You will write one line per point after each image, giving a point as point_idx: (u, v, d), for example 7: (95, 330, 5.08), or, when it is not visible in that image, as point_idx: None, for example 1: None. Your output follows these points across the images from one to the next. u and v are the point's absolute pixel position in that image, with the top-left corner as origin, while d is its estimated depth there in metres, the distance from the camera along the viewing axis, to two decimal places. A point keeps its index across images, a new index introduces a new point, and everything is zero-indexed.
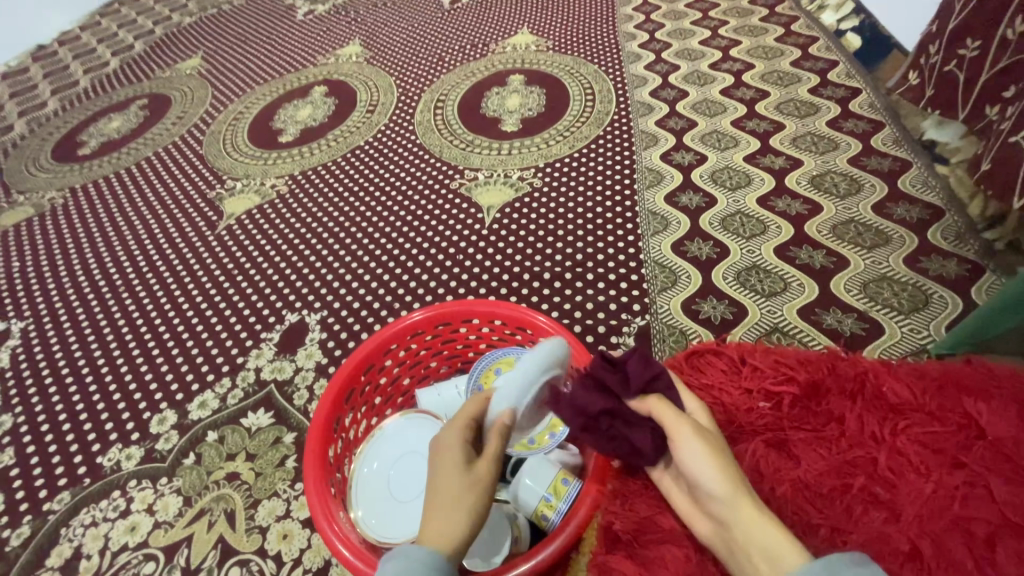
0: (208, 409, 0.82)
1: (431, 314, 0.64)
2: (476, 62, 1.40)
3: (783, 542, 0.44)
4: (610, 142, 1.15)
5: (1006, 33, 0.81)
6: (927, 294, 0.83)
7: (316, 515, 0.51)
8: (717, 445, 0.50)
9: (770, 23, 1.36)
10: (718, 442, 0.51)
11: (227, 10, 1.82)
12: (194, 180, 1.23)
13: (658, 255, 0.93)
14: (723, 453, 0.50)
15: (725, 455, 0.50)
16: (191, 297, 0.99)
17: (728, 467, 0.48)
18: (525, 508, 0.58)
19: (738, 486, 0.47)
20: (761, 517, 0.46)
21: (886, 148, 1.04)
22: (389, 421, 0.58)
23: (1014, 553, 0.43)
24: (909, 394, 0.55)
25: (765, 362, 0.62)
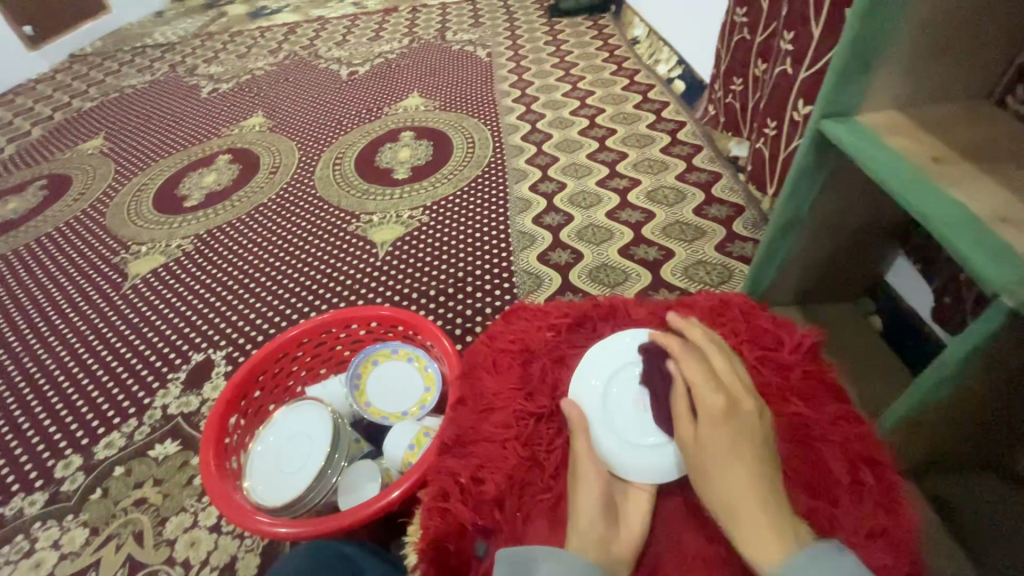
0: (115, 447, 0.88)
1: (311, 325, 0.78)
2: (372, 124, 1.57)
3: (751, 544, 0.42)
4: (488, 180, 1.33)
5: (754, 72, 1.04)
6: (731, 270, 1.05)
7: (212, 488, 0.61)
8: (715, 451, 0.47)
9: (618, 76, 1.64)
10: (717, 445, 0.47)
11: (129, 93, 1.92)
12: (98, 248, 1.29)
13: (527, 265, 1.10)
14: (718, 457, 0.46)
15: (720, 460, 0.46)
16: (95, 352, 1.04)
17: (716, 476, 0.46)
18: (394, 462, 0.67)
19: (725, 494, 0.45)
20: (754, 523, 0.43)
21: (705, 165, 1.29)
22: (278, 413, 0.70)
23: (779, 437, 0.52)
24: (648, 315, 0.64)
25: (537, 308, 0.66)
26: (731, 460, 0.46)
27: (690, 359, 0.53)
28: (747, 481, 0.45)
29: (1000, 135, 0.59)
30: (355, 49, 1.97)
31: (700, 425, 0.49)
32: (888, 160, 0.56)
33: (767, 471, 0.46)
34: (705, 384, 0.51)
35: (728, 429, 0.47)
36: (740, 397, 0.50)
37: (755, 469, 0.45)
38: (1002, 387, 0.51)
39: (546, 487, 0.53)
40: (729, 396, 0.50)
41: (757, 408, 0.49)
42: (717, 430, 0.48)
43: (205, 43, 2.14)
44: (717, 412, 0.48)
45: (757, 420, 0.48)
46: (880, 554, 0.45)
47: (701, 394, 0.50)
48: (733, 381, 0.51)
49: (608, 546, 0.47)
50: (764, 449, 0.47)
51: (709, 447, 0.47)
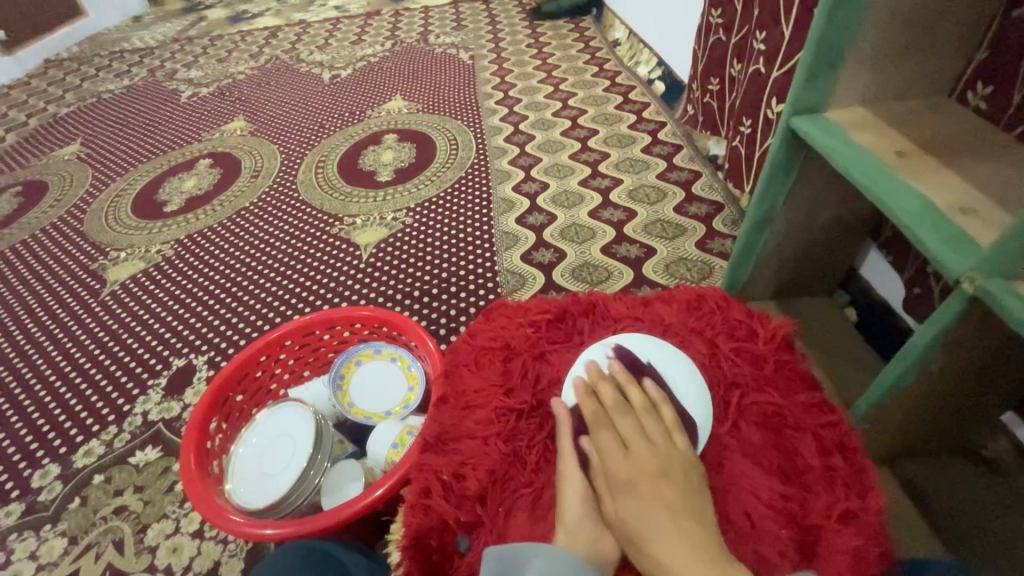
0: (93, 456, 0.86)
1: (294, 327, 0.78)
2: (354, 127, 1.57)
3: None
4: (471, 181, 1.33)
5: (730, 72, 1.06)
6: (712, 266, 1.07)
7: (193, 490, 0.61)
8: (634, 526, 0.46)
9: (600, 77, 1.65)
10: (636, 518, 0.46)
11: (107, 98, 1.89)
12: (75, 254, 1.27)
13: (510, 265, 1.11)
14: (639, 532, 0.45)
15: (640, 533, 0.45)
16: (72, 360, 1.02)
17: (644, 551, 0.45)
18: (377, 461, 0.67)
19: (657, 567, 0.43)
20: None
21: (684, 164, 1.31)
22: (260, 415, 0.70)
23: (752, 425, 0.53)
24: (626, 310, 0.64)
25: (518, 306, 0.67)
26: (651, 532, 0.45)
27: (596, 426, 0.53)
28: (672, 549, 0.43)
29: (961, 129, 0.61)
30: (337, 52, 1.97)
31: (617, 499, 0.48)
32: (854, 155, 0.58)
33: (689, 533, 0.44)
34: (613, 455, 0.50)
35: (641, 500, 0.47)
36: (648, 461, 0.49)
37: (678, 535, 0.44)
38: (965, 373, 0.53)
39: (528, 480, 0.53)
40: (637, 462, 0.49)
41: (665, 467, 0.48)
42: (632, 503, 0.47)
43: (185, 47, 2.12)
44: (629, 484, 0.48)
45: (667, 481, 0.47)
46: (851, 536, 0.46)
47: (607, 467, 0.50)
48: (641, 444, 0.50)
49: (595, 542, 0.47)
50: (681, 512, 0.46)
51: (629, 523, 0.46)
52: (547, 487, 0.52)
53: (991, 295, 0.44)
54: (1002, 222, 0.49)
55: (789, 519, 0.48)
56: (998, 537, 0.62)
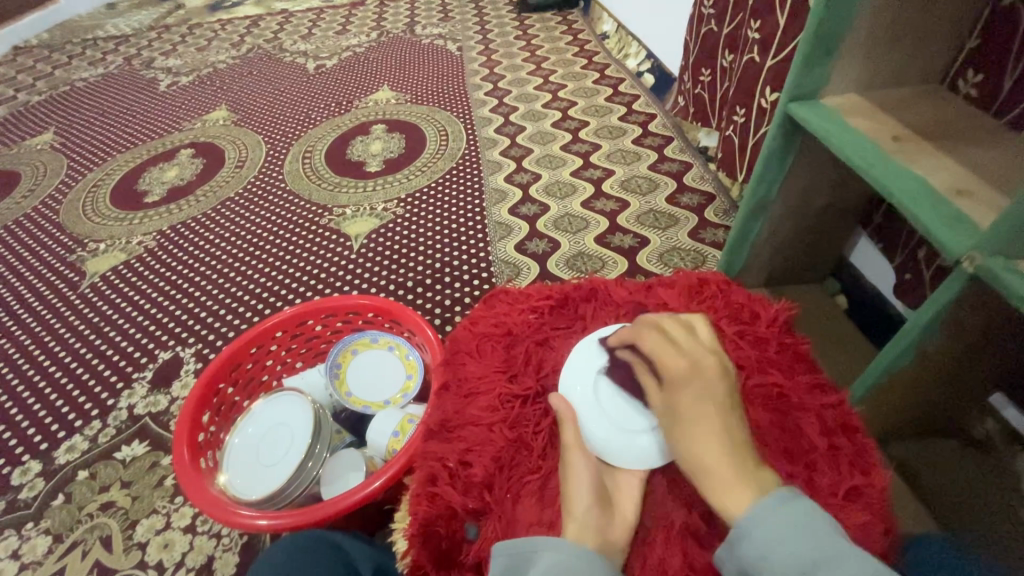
0: (77, 451, 0.84)
1: (287, 317, 0.76)
2: (341, 117, 1.54)
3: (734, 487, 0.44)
4: (462, 172, 1.32)
5: (722, 63, 1.06)
6: (705, 256, 1.08)
7: (189, 485, 0.59)
8: (684, 412, 0.48)
9: (589, 69, 1.65)
10: (686, 409, 0.48)
11: (81, 87, 1.82)
12: (51, 246, 1.22)
13: (504, 254, 1.10)
14: (687, 416, 0.48)
15: (687, 423, 0.47)
16: (52, 354, 0.99)
17: (687, 436, 0.47)
18: (378, 450, 0.66)
19: (694, 452, 0.46)
20: (718, 476, 0.45)
21: (675, 155, 1.31)
22: (255, 405, 0.68)
23: (758, 406, 0.53)
24: (628, 295, 0.65)
25: (518, 292, 0.67)
26: (697, 421, 0.47)
27: (648, 333, 0.54)
28: (713, 438, 0.46)
29: (954, 116, 0.62)
30: (321, 42, 1.93)
31: (669, 392, 0.50)
32: (852, 140, 0.58)
33: (730, 427, 0.47)
34: (667, 353, 0.52)
35: (693, 392, 0.49)
36: (704, 361, 0.51)
37: (720, 427, 0.47)
38: (960, 352, 0.54)
39: (535, 466, 0.53)
40: (693, 361, 0.51)
41: (720, 371, 0.50)
42: (684, 394, 0.49)
43: (162, 35, 2.06)
44: (685, 378, 0.50)
45: (720, 381, 0.50)
46: (856, 513, 0.47)
47: (664, 366, 0.51)
48: (697, 348, 0.52)
49: (602, 531, 0.46)
50: (730, 409, 0.48)
51: (678, 410, 0.49)
52: (555, 473, 0.52)
53: (991, 274, 0.45)
54: (998, 204, 0.50)
55: None
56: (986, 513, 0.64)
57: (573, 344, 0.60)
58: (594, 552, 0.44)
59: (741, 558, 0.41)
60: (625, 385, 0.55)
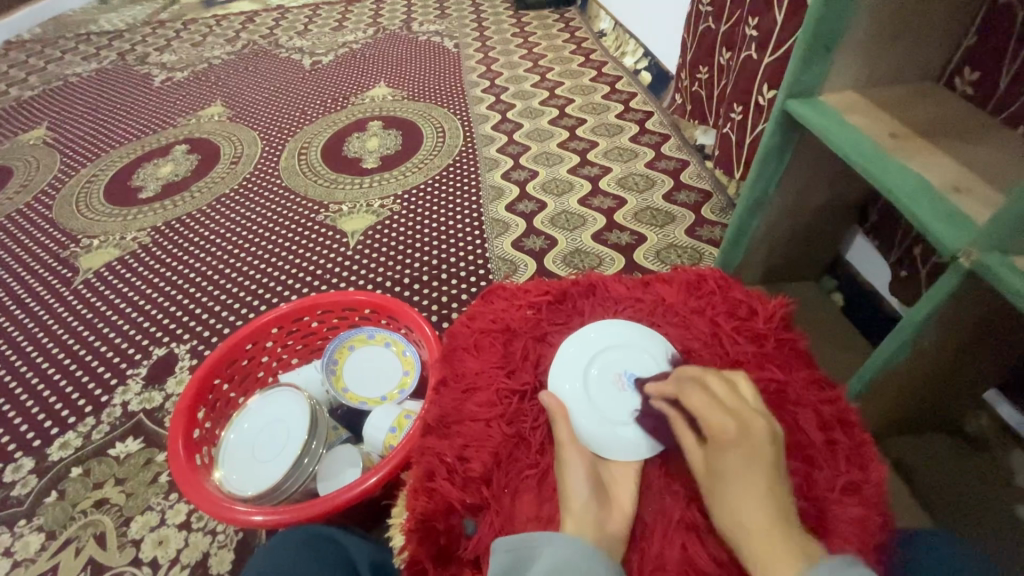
0: (71, 448, 0.83)
1: (283, 313, 0.76)
2: (337, 113, 1.53)
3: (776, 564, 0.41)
4: (459, 169, 1.31)
5: (719, 60, 1.06)
6: (701, 253, 1.08)
7: (184, 481, 0.59)
8: (724, 476, 0.46)
9: (587, 67, 1.64)
10: (729, 473, 0.45)
11: (74, 82, 1.81)
12: (44, 242, 1.21)
13: (501, 251, 1.10)
14: (727, 481, 0.45)
15: (728, 489, 0.45)
16: (45, 350, 0.98)
17: (731, 503, 0.44)
18: (374, 445, 0.65)
19: (739, 520, 0.44)
20: (764, 549, 0.42)
21: (673, 153, 1.31)
22: (251, 401, 0.68)
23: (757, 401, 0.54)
24: (626, 291, 0.64)
25: (516, 288, 0.66)
26: (742, 488, 0.44)
27: (689, 388, 0.52)
28: (759, 510, 0.43)
29: (952, 114, 0.62)
30: (317, 39, 1.92)
31: (710, 453, 0.48)
32: (851, 137, 0.58)
33: (778, 495, 0.44)
34: (710, 411, 0.49)
35: (738, 456, 0.46)
36: (752, 420, 0.48)
37: (767, 497, 0.44)
38: (956, 349, 0.55)
39: (532, 462, 0.53)
40: (740, 421, 0.48)
41: (769, 432, 0.47)
42: (728, 457, 0.46)
43: (156, 31, 2.04)
44: (729, 439, 0.47)
45: (769, 444, 0.46)
46: (853, 508, 0.47)
47: (707, 424, 0.49)
48: (743, 406, 0.49)
49: (599, 524, 0.46)
50: (776, 475, 0.45)
51: (721, 472, 0.46)
52: (552, 469, 0.52)
53: (988, 269, 0.45)
54: (995, 201, 0.50)
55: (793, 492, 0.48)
56: (980, 509, 0.64)
57: (569, 339, 0.60)
58: (592, 545, 0.44)
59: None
60: (656, 432, 0.53)
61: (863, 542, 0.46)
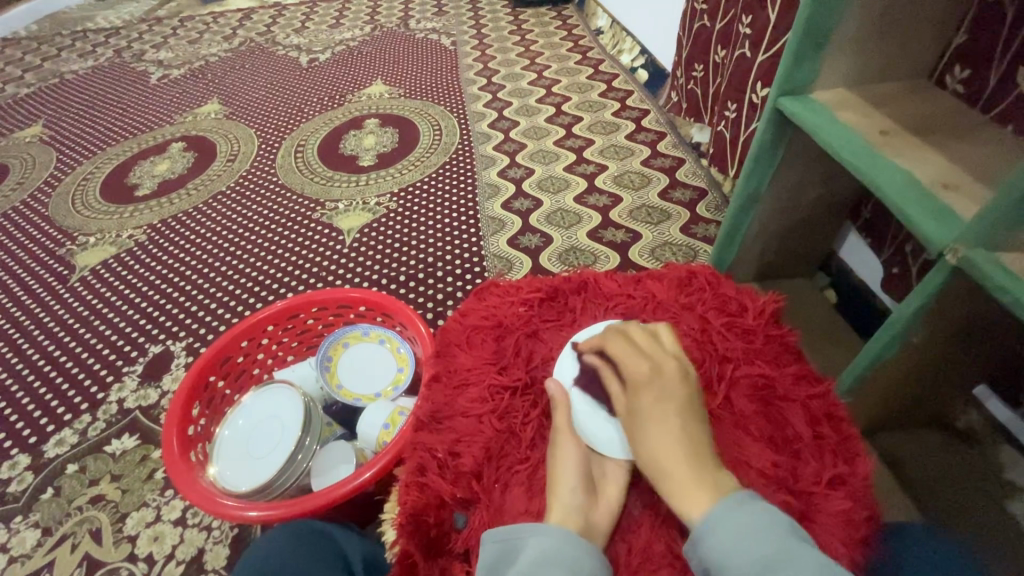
0: (67, 445, 0.84)
1: (278, 310, 0.76)
2: (334, 111, 1.53)
3: (689, 492, 0.44)
4: (455, 166, 1.32)
5: (715, 58, 1.06)
6: (696, 251, 1.08)
7: (178, 477, 0.59)
8: (643, 414, 0.48)
9: (584, 65, 1.64)
10: (645, 411, 0.48)
11: (70, 79, 1.80)
12: (40, 240, 1.21)
13: (497, 249, 1.10)
14: (644, 417, 0.48)
15: (645, 423, 0.48)
16: (41, 348, 0.98)
17: (647, 438, 0.47)
18: (368, 442, 0.66)
19: (653, 453, 0.46)
20: (676, 478, 0.45)
21: (669, 151, 1.31)
22: (245, 398, 0.68)
23: (745, 395, 0.54)
24: (618, 288, 0.65)
25: (509, 285, 0.67)
26: (656, 422, 0.47)
27: (613, 338, 0.55)
28: (675, 442, 0.46)
29: (942, 111, 0.63)
30: (314, 36, 1.92)
31: (631, 395, 0.50)
32: (840, 134, 0.59)
33: (690, 430, 0.47)
34: (630, 357, 0.52)
35: (652, 395, 0.49)
36: (666, 364, 0.51)
37: (679, 430, 0.47)
38: (943, 344, 0.55)
39: (523, 456, 0.53)
40: (655, 366, 0.51)
41: (680, 374, 0.51)
42: (645, 397, 0.49)
43: (153, 28, 2.04)
44: (646, 382, 0.50)
45: (681, 384, 0.50)
46: (839, 501, 0.48)
47: (627, 369, 0.52)
48: (659, 353, 0.53)
49: (588, 518, 0.47)
50: (689, 411, 0.48)
51: (639, 412, 0.49)
52: (543, 463, 0.52)
53: (974, 265, 0.45)
54: (982, 197, 0.51)
55: (780, 485, 0.49)
56: (967, 504, 0.65)
57: (567, 337, 0.60)
58: (580, 538, 0.45)
59: (700, 555, 0.42)
60: (588, 389, 0.55)
61: (848, 534, 0.47)
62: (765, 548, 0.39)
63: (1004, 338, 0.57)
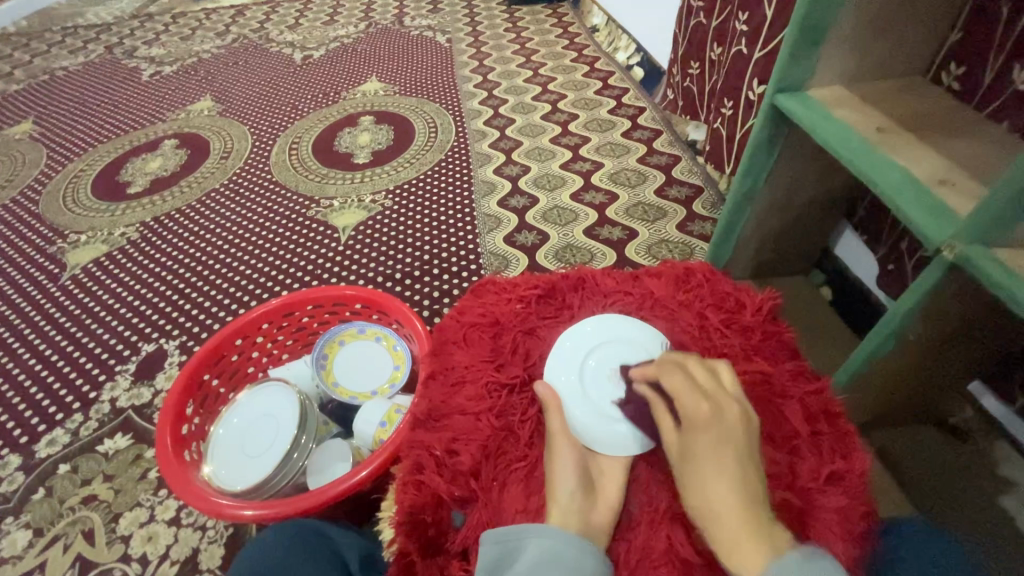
0: (59, 444, 0.83)
1: (273, 308, 0.75)
2: (328, 108, 1.52)
3: (743, 548, 0.42)
4: (451, 164, 1.31)
5: (710, 56, 1.06)
6: (692, 248, 1.08)
7: (172, 476, 0.59)
8: (698, 458, 0.46)
9: (579, 62, 1.64)
10: (701, 456, 0.46)
11: (61, 75, 1.78)
12: (30, 238, 1.20)
13: (493, 246, 1.10)
14: (699, 463, 0.46)
15: (701, 470, 0.45)
16: (32, 347, 0.97)
17: (702, 486, 0.45)
18: (364, 440, 0.65)
19: (708, 502, 0.44)
20: (733, 532, 0.42)
21: (664, 148, 1.31)
22: (240, 396, 0.68)
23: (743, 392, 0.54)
24: (615, 284, 0.65)
25: (506, 282, 0.66)
26: (714, 469, 0.45)
27: (670, 370, 0.52)
28: (731, 495, 0.44)
29: (937, 108, 0.63)
30: (308, 33, 1.90)
31: (685, 436, 0.48)
32: (837, 131, 0.59)
33: (749, 483, 0.45)
34: (689, 393, 0.49)
35: (711, 437, 0.46)
36: (727, 406, 0.49)
37: (737, 480, 0.45)
38: (939, 341, 0.55)
39: (521, 454, 0.53)
40: (715, 404, 0.49)
41: (742, 416, 0.48)
42: (702, 438, 0.47)
43: (145, 24, 2.02)
44: (705, 422, 0.48)
45: (741, 428, 0.47)
46: (837, 497, 0.48)
47: (684, 407, 0.49)
48: (720, 390, 0.50)
49: (586, 515, 0.47)
50: (748, 460, 0.46)
51: (694, 457, 0.46)
52: (541, 461, 0.52)
53: (970, 261, 0.45)
54: (978, 193, 0.51)
55: (778, 482, 0.49)
56: (962, 500, 0.65)
57: (560, 333, 0.60)
58: (578, 537, 0.45)
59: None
60: (636, 419, 0.53)
61: (847, 530, 0.47)
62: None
63: (998, 334, 0.57)
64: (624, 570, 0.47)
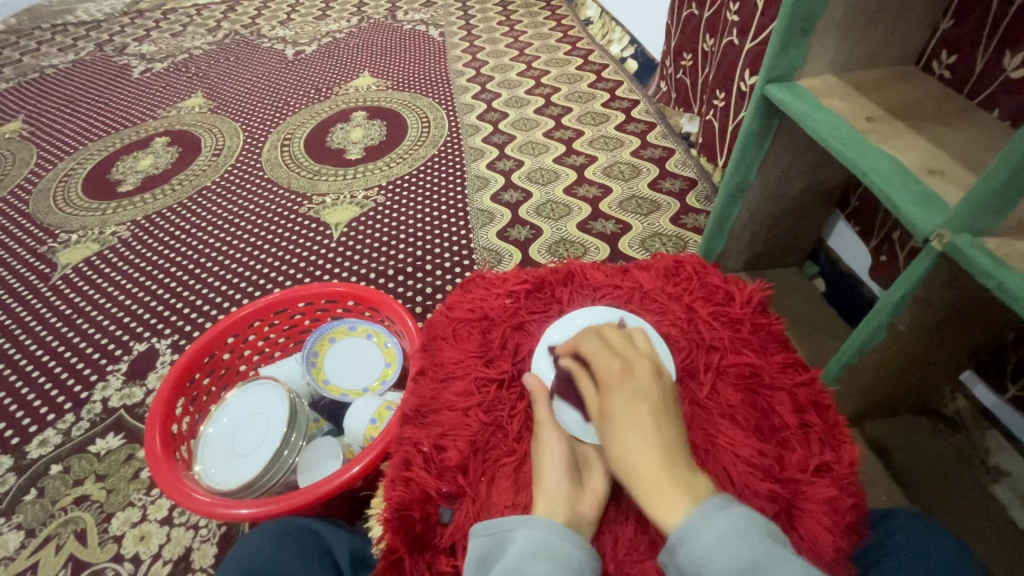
0: (50, 445, 0.82)
1: (263, 305, 0.75)
2: (321, 104, 1.51)
3: (664, 496, 0.43)
4: (443, 159, 1.30)
5: (703, 47, 1.06)
6: (686, 241, 1.08)
7: (162, 474, 0.58)
8: (613, 413, 0.48)
9: (573, 55, 1.63)
10: (617, 409, 0.48)
11: (50, 74, 1.76)
12: (21, 238, 1.19)
13: (486, 242, 1.09)
14: (613, 419, 0.48)
15: (617, 423, 0.47)
16: (23, 347, 0.97)
17: (619, 438, 0.46)
18: (355, 437, 0.66)
19: (628, 455, 0.45)
20: (655, 485, 0.43)
21: (658, 141, 1.30)
22: (230, 395, 0.68)
23: (732, 383, 0.55)
24: (607, 279, 0.65)
25: (496, 276, 0.66)
26: (631, 419, 0.47)
27: (587, 337, 0.55)
28: (648, 444, 0.45)
29: (929, 96, 0.62)
30: (301, 28, 1.88)
31: (603, 395, 0.50)
32: (826, 120, 0.58)
33: (667, 433, 0.46)
34: (601, 355, 0.53)
35: (625, 393, 0.49)
36: (638, 365, 0.51)
37: (653, 429, 0.46)
38: (930, 331, 0.55)
39: (510, 449, 0.53)
40: (626, 364, 0.52)
41: (652, 372, 0.51)
42: (615, 395, 0.49)
43: (136, 21, 1.99)
44: (617, 378, 0.50)
45: (654, 384, 0.50)
46: (824, 488, 0.48)
47: (598, 369, 0.52)
48: (632, 353, 0.53)
49: (573, 506, 0.47)
50: (662, 412, 0.48)
51: (610, 413, 0.48)
52: (529, 456, 0.52)
53: (959, 249, 0.45)
54: (968, 182, 0.50)
55: (766, 474, 0.49)
56: (959, 492, 0.65)
57: (549, 326, 0.60)
58: (565, 528, 0.45)
59: (678, 564, 0.40)
60: (565, 393, 0.54)
61: (835, 523, 0.46)
62: (741, 556, 0.38)
63: (991, 324, 0.57)
64: (612, 565, 0.47)
